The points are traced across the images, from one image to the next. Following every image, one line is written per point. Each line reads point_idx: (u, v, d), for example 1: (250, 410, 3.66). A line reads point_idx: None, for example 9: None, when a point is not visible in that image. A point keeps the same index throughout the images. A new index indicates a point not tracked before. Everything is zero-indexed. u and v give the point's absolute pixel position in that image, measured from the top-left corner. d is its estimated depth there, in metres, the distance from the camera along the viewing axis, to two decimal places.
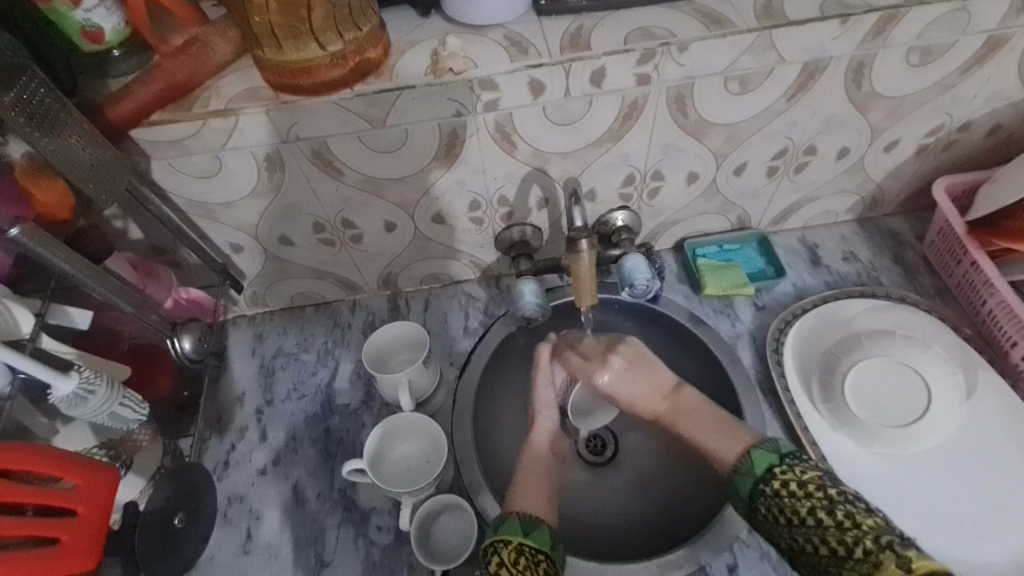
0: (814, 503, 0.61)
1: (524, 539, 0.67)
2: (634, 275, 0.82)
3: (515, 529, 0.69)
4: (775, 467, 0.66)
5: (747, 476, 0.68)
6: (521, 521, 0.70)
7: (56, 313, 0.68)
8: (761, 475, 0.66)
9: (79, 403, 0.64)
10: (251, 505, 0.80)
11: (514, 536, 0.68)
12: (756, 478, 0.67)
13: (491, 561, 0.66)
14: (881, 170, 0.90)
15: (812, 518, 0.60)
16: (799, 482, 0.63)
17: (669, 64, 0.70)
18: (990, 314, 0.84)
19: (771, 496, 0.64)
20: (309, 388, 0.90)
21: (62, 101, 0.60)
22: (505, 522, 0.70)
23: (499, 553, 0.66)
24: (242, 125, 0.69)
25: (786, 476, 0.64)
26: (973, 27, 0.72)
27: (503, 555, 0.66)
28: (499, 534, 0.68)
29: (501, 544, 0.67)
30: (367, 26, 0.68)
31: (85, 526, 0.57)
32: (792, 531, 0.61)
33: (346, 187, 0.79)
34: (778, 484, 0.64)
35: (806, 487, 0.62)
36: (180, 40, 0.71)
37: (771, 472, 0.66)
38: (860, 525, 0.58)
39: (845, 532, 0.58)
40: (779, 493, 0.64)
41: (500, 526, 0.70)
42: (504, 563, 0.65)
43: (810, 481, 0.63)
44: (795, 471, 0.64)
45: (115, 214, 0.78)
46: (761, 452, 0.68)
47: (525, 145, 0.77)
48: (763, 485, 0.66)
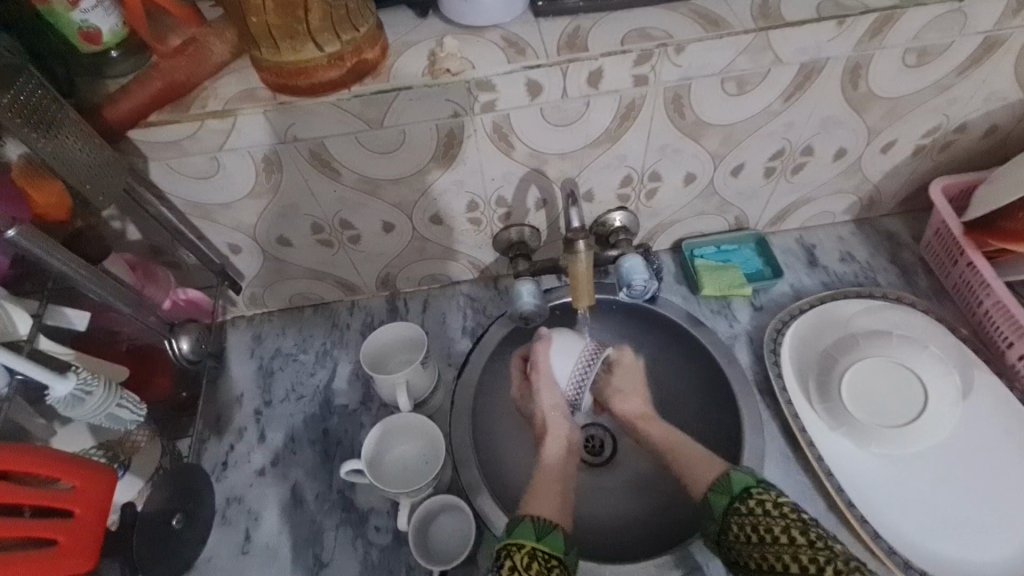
0: (788, 523, 0.63)
1: (537, 544, 0.67)
2: (631, 276, 0.82)
3: (529, 533, 0.68)
4: (752, 488, 0.69)
5: (723, 494, 0.70)
6: (534, 525, 0.70)
7: (53, 314, 0.68)
8: (738, 494, 0.69)
9: (76, 404, 0.64)
10: (249, 506, 0.80)
11: (528, 541, 0.68)
12: (731, 496, 0.70)
13: (504, 565, 0.65)
14: (878, 170, 0.91)
15: (785, 536, 0.62)
16: (774, 503, 0.66)
17: (666, 65, 0.70)
18: (986, 315, 0.85)
19: (744, 514, 0.67)
20: (307, 389, 0.90)
21: (58, 102, 0.60)
22: (519, 525, 0.70)
23: (512, 557, 0.66)
24: (240, 127, 0.69)
25: (762, 496, 0.67)
26: (969, 28, 0.73)
27: (516, 559, 0.65)
28: (513, 539, 0.68)
29: (514, 549, 0.67)
30: (365, 27, 0.68)
31: (82, 527, 0.57)
32: (762, 548, 0.63)
33: (344, 188, 0.79)
34: (754, 502, 0.67)
35: (781, 508, 0.65)
36: (177, 40, 0.71)
37: (748, 491, 0.69)
38: (830, 547, 0.60)
39: (817, 550, 0.60)
40: (753, 511, 0.66)
41: (513, 530, 0.70)
42: (518, 567, 0.64)
43: (784, 503, 0.66)
44: (770, 494, 0.68)
45: (113, 215, 0.78)
46: (739, 474, 0.71)
47: (522, 146, 0.77)
48: (738, 504, 0.68)
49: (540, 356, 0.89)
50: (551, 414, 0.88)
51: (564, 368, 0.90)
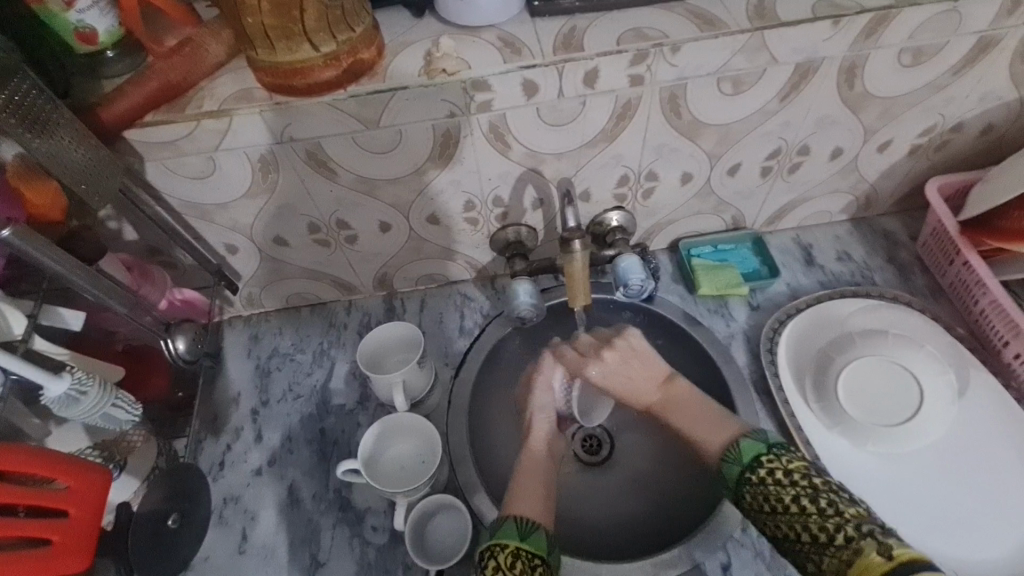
0: (797, 492, 0.62)
1: (521, 543, 0.67)
2: (628, 275, 0.82)
3: (512, 533, 0.68)
4: (763, 456, 0.67)
5: (735, 462, 0.69)
6: (517, 526, 0.69)
7: (48, 314, 0.68)
8: (749, 463, 0.68)
9: (71, 404, 0.64)
10: (246, 505, 0.80)
11: (510, 540, 0.68)
12: (743, 465, 0.68)
13: (488, 566, 0.65)
14: (874, 170, 0.91)
15: (796, 504, 0.61)
16: (785, 470, 0.64)
17: (661, 64, 0.70)
18: (982, 314, 0.85)
19: (756, 483, 0.66)
20: (305, 388, 0.90)
21: (54, 102, 0.60)
22: (504, 525, 0.70)
23: (496, 557, 0.66)
24: (236, 126, 0.69)
25: (773, 464, 0.65)
26: (965, 28, 0.73)
27: (500, 559, 0.65)
28: (497, 539, 0.68)
29: (498, 549, 0.67)
30: (361, 27, 0.68)
31: (78, 527, 0.57)
32: (776, 517, 0.62)
33: (341, 188, 0.79)
34: (764, 472, 0.66)
35: (791, 475, 0.63)
36: (173, 40, 0.70)
37: (758, 460, 0.67)
38: (841, 512, 0.59)
39: (827, 518, 0.59)
40: (765, 480, 0.65)
41: (498, 530, 0.70)
42: (501, 568, 0.64)
43: (795, 470, 0.64)
44: (781, 460, 0.66)
45: (110, 215, 0.78)
46: (750, 442, 0.70)
47: (518, 146, 0.77)
48: (750, 472, 0.67)
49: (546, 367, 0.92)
50: (540, 415, 0.88)
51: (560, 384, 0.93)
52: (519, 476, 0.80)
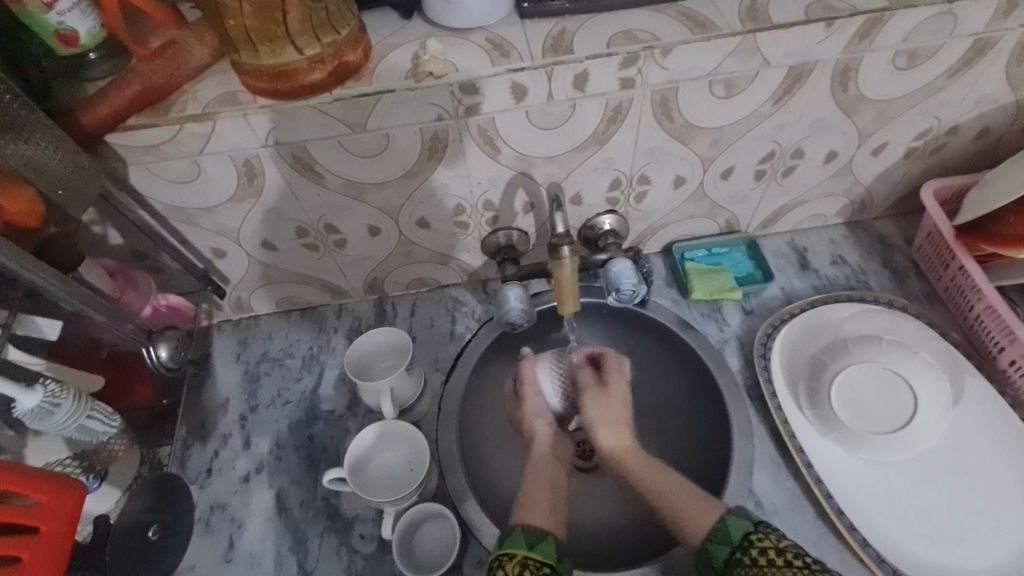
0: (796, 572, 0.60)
1: (529, 552, 0.66)
2: (620, 280, 0.81)
3: (520, 542, 0.67)
4: (752, 535, 0.65)
5: (722, 544, 0.66)
6: (525, 533, 0.68)
7: (23, 323, 0.66)
8: (739, 543, 0.65)
9: (45, 417, 0.64)
10: (233, 513, 0.79)
11: (519, 549, 0.66)
12: (730, 547, 0.65)
13: None
14: (869, 173, 0.90)
15: None
16: (778, 551, 0.62)
17: (652, 67, 0.69)
18: (977, 319, 0.84)
19: (748, 565, 0.63)
20: (294, 394, 0.89)
21: (31, 108, 0.59)
22: (511, 535, 0.69)
23: (504, 566, 0.65)
24: (220, 130, 0.68)
25: (764, 544, 0.63)
26: (959, 30, 0.72)
27: (506, 568, 0.64)
28: (504, 549, 0.67)
29: (507, 558, 0.65)
30: (347, 29, 0.66)
31: (48, 544, 0.55)
32: None
33: (329, 192, 0.78)
34: (757, 553, 0.63)
35: (786, 557, 0.61)
36: (158, 42, 0.69)
37: (748, 540, 0.64)
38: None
39: None
40: (758, 561, 0.62)
41: (505, 540, 0.68)
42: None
43: (788, 549, 0.62)
44: (772, 539, 0.64)
45: (93, 219, 0.77)
46: (736, 519, 0.67)
47: (508, 149, 0.76)
48: (740, 553, 0.64)
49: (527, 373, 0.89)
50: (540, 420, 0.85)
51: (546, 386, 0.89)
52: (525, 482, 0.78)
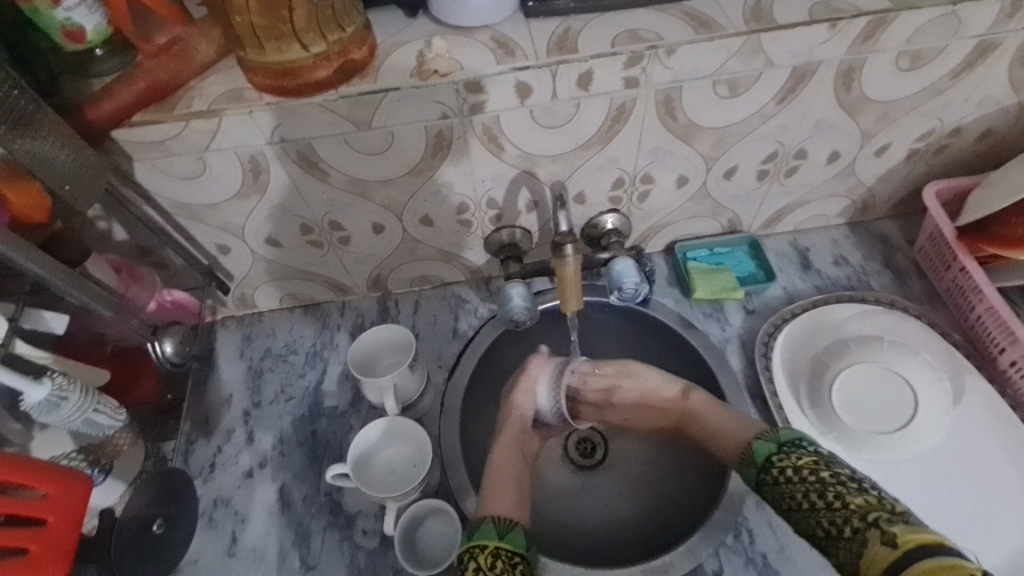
0: (806, 487, 0.58)
1: (500, 543, 0.66)
2: (622, 278, 0.81)
3: (490, 533, 0.67)
4: (773, 457, 0.64)
5: (751, 466, 0.66)
6: (496, 525, 0.68)
7: (29, 317, 0.67)
8: (762, 465, 0.65)
9: (52, 410, 0.65)
10: (236, 508, 0.80)
11: (490, 540, 0.66)
12: (758, 469, 0.65)
13: (467, 568, 0.64)
14: (872, 174, 0.90)
15: (805, 500, 0.57)
16: (793, 468, 0.61)
17: (656, 67, 0.69)
18: (978, 320, 0.84)
19: (772, 484, 0.62)
20: (297, 390, 0.89)
21: (38, 103, 0.59)
22: (480, 527, 0.68)
23: (475, 559, 0.64)
24: (226, 127, 0.68)
25: (782, 463, 0.62)
26: (962, 32, 0.72)
27: (479, 560, 0.64)
28: (474, 541, 0.66)
29: (477, 550, 0.65)
30: (352, 27, 0.67)
31: (54, 537, 0.56)
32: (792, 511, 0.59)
33: (333, 189, 0.78)
34: (777, 472, 0.62)
35: (798, 472, 0.60)
36: (163, 38, 0.69)
37: (770, 461, 0.64)
38: (847, 505, 0.54)
39: (834, 513, 0.54)
40: (778, 479, 0.62)
41: (474, 532, 0.68)
42: (481, 568, 0.63)
43: (804, 464, 0.60)
44: (791, 457, 0.62)
45: (99, 214, 0.77)
46: (761, 444, 0.66)
47: (511, 147, 0.76)
48: (764, 474, 0.64)
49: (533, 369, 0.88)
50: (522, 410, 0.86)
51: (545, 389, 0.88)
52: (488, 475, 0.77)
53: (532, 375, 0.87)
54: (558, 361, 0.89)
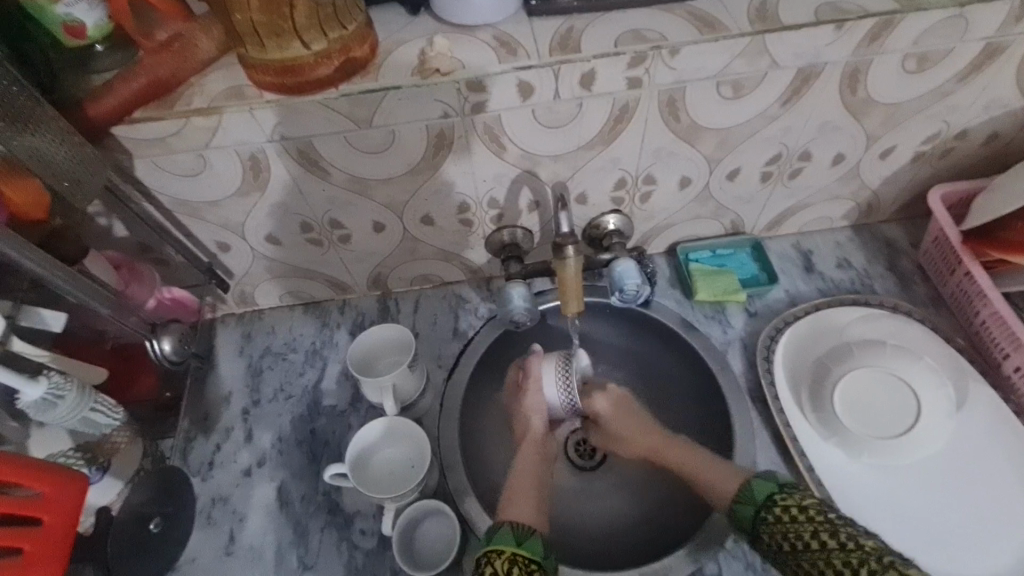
0: (817, 527, 0.61)
1: (517, 548, 0.65)
2: (623, 280, 0.81)
3: (508, 538, 0.66)
4: (776, 494, 0.66)
5: (748, 503, 0.67)
6: (513, 529, 0.67)
7: (28, 315, 0.66)
8: (762, 502, 0.66)
9: (48, 408, 0.65)
10: (235, 506, 0.79)
11: (507, 546, 0.65)
12: (757, 506, 0.66)
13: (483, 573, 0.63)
14: (877, 176, 0.89)
15: (814, 540, 0.60)
16: (800, 507, 0.63)
17: (660, 67, 0.69)
18: (983, 325, 0.83)
19: (773, 522, 0.64)
20: (296, 388, 0.89)
21: (36, 97, 0.59)
22: (497, 532, 0.68)
23: (493, 563, 0.64)
24: (226, 124, 0.68)
25: (788, 502, 0.64)
26: (970, 34, 0.71)
27: (496, 565, 0.63)
28: (492, 546, 0.66)
29: (495, 555, 0.64)
30: (354, 25, 0.66)
31: (50, 536, 0.56)
32: (795, 556, 0.61)
33: (334, 188, 0.78)
34: (781, 511, 0.64)
35: (806, 512, 0.62)
36: (164, 35, 0.68)
37: (772, 499, 0.66)
38: (861, 545, 0.58)
39: (849, 552, 0.58)
40: (782, 518, 0.64)
41: (493, 536, 0.67)
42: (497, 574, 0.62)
43: (810, 506, 0.63)
44: (795, 498, 0.65)
45: (99, 211, 0.77)
46: (761, 480, 0.68)
47: (513, 147, 0.76)
48: (765, 512, 0.65)
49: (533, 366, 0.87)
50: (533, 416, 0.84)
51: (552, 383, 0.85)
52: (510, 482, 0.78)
53: (535, 372, 0.86)
54: (559, 354, 0.87)
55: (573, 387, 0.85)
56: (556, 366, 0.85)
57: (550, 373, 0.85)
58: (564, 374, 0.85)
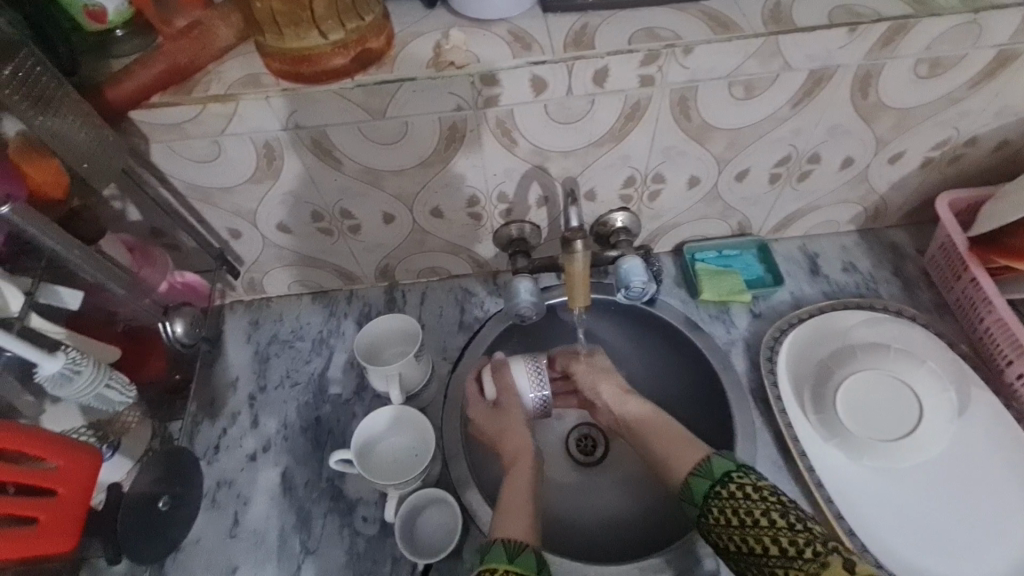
0: (767, 506, 0.62)
1: (509, 566, 0.63)
2: (630, 277, 0.81)
3: (500, 555, 0.65)
4: (733, 472, 0.67)
5: (705, 478, 0.69)
6: (506, 546, 0.66)
7: (44, 292, 0.67)
8: (718, 478, 0.67)
9: (65, 383, 0.65)
10: (239, 490, 0.80)
11: (499, 563, 0.64)
12: (712, 481, 0.68)
13: None
14: (885, 181, 0.90)
15: (765, 518, 0.61)
16: (754, 487, 0.64)
17: (673, 65, 0.69)
18: (987, 332, 0.84)
19: (725, 498, 0.65)
20: (302, 375, 0.90)
21: (59, 79, 0.60)
22: (492, 549, 0.66)
23: None
24: (242, 111, 0.69)
25: (743, 480, 0.65)
26: (983, 41, 0.71)
27: None
28: (485, 563, 0.64)
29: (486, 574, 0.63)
30: (371, 16, 0.67)
31: (63, 507, 0.57)
32: (743, 532, 0.62)
33: (346, 177, 0.78)
34: (735, 487, 0.65)
35: (760, 491, 0.63)
36: (182, 22, 0.69)
37: (728, 476, 0.67)
38: (809, 528, 0.59)
39: (796, 533, 0.59)
40: (734, 494, 0.65)
41: (486, 553, 0.66)
42: None
43: (764, 486, 0.64)
44: (751, 477, 0.66)
45: (114, 194, 0.78)
46: (720, 458, 0.69)
47: (525, 142, 0.76)
48: (720, 487, 0.67)
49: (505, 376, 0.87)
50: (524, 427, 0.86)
51: (525, 381, 0.88)
52: (503, 492, 0.76)
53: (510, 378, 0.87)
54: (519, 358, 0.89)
55: (544, 380, 0.89)
56: (527, 366, 0.88)
57: (523, 374, 0.88)
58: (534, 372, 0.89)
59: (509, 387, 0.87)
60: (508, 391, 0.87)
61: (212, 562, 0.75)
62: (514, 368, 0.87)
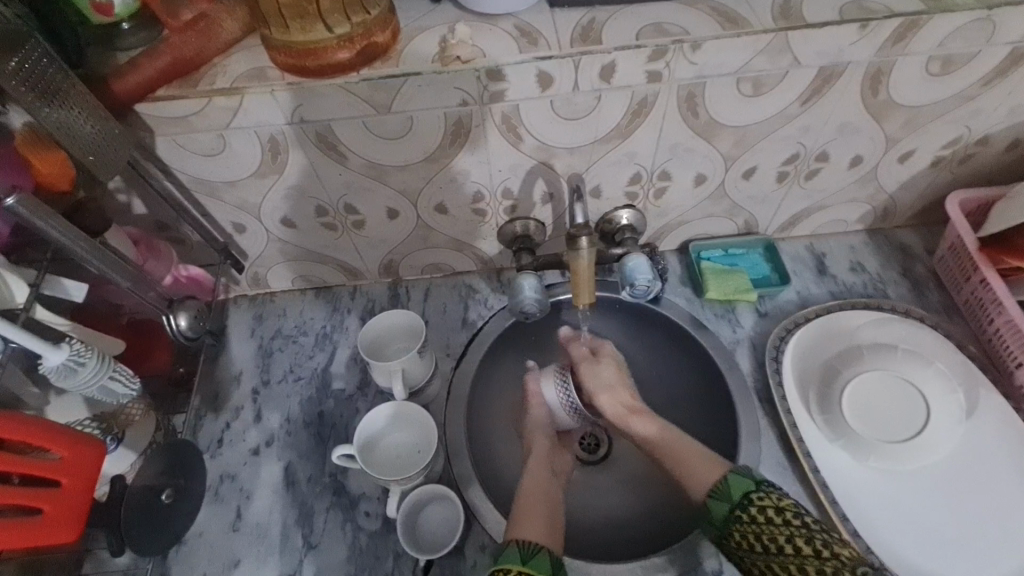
0: (793, 532, 0.61)
1: (523, 567, 0.64)
2: (635, 275, 0.80)
3: (513, 556, 0.66)
4: (752, 494, 0.66)
5: (723, 500, 0.67)
6: (519, 548, 0.67)
7: (51, 285, 0.67)
8: (738, 501, 0.66)
9: (71, 373, 0.65)
10: (241, 484, 0.80)
11: (512, 565, 0.65)
12: (732, 503, 0.66)
13: None
14: (894, 180, 0.89)
15: (790, 546, 0.60)
16: (777, 509, 0.63)
17: (680, 62, 0.69)
18: (997, 333, 0.83)
19: (746, 522, 0.64)
20: (306, 370, 0.90)
21: (65, 72, 0.60)
22: (505, 551, 0.67)
23: None
24: (248, 105, 0.68)
25: (764, 502, 0.64)
26: (997, 38, 0.70)
27: None
28: (497, 565, 0.65)
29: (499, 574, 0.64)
30: (377, 10, 0.67)
31: (66, 498, 0.58)
32: (768, 559, 0.61)
33: (350, 172, 0.78)
34: (756, 510, 0.64)
35: (785, 514, 0.62)
36: (189, 14, 0.69)
37: (748, 498, 0.66)
38: (837, 554, 0.59)
39: (824, 562, 0.58)
40: (756, 519, 0.64)
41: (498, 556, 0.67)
42: None
43: (788, 508, 0.63)
44: (772, 498, 0.65)
45: (119, 187, 0.78)
46: (737, 477, 0.68)
47: (530, 138, 0.76)
48: (740, 510, 0.65)
49: (530, 385, 0.91)
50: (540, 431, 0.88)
51: (551, 393, 0.90)
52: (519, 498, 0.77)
53: (534, 387, 0.90)
54: (555, 367, 0.91)
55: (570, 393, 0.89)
56: (553, 378, 0.90)
57: (548, 385, 0.90)
58: (562, 386, 0.89)
59: (534, 396, 0.90)
60: (532, 398, 0.90)
61: (215, 556, 0.75)
62: (542, 378, 0.90)
